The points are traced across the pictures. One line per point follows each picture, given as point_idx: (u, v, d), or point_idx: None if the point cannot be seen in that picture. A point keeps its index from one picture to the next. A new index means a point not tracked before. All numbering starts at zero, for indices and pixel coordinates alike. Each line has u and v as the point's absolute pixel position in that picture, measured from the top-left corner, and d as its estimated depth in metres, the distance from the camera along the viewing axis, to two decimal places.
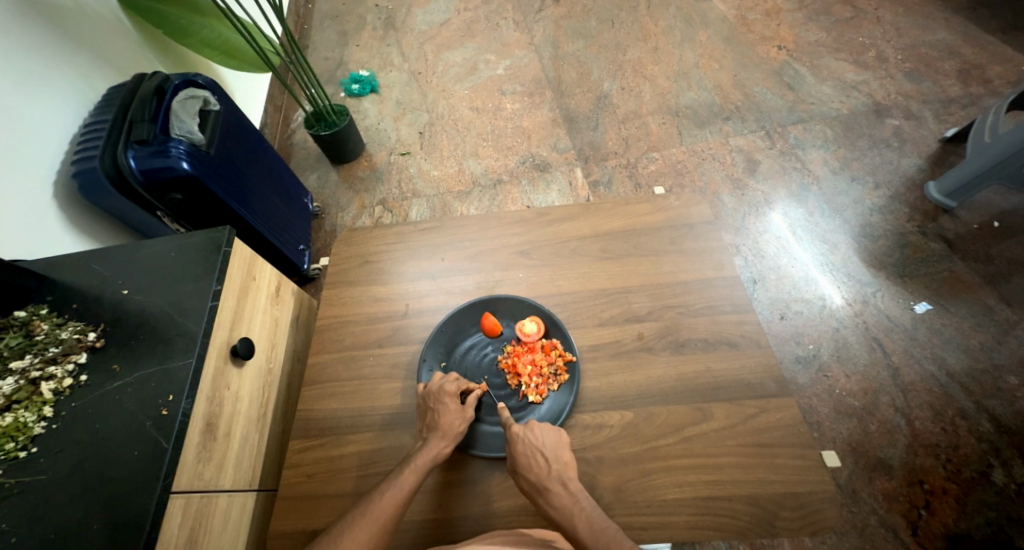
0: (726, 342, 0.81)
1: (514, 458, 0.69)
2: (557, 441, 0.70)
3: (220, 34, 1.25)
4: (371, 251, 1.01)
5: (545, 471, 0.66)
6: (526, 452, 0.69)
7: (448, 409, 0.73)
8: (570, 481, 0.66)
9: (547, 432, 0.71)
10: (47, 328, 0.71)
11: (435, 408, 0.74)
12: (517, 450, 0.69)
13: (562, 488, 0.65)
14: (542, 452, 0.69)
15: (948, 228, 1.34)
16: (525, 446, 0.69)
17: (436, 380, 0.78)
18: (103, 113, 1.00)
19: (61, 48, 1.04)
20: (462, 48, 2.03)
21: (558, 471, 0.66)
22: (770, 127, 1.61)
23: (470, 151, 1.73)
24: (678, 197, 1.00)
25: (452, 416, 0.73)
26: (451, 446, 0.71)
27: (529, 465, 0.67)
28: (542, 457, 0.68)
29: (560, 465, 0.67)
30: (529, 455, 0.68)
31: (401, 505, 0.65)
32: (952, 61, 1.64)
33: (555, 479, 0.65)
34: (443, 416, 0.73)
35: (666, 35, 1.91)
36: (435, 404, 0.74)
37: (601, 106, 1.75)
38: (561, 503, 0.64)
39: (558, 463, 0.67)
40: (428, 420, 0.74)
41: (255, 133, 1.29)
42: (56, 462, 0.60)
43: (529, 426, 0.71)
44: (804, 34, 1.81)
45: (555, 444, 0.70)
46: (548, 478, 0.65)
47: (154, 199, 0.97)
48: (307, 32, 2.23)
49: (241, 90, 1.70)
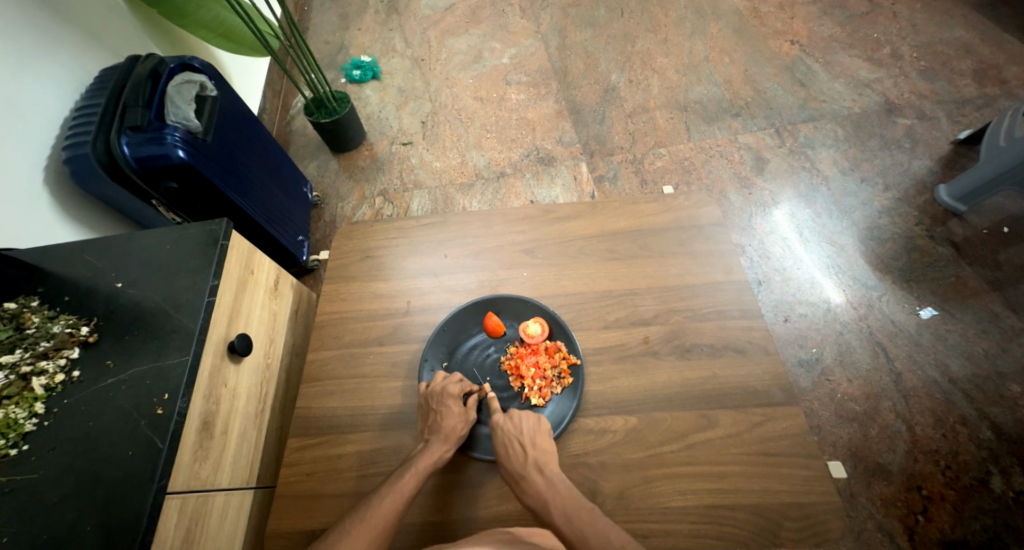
0: (734, 348, 0.80)
1: (495, 449, 0.71)
2: (537, 428, 0.72)
3: (216, 15, 1.20)
4: (372, 245, 0.99)
5: (520, 459, 0.67)
6: (504, 440, 0.70)
7: (451, 411, 0.72)
8: (546, 466, 0.67)
9: (527, 420, 0.72)
10: (38, 321, 0.69)
11: (437, 410, 0.73)
12: (497, 440, 0.71)
13: (538, 475, 0.65)
14: (519, 439, 0.70)
15: (956, 232, 1.33)
16: (503, 435, 0.71)
17: (438, 381, 0.77)
18: (96, 97, 0.96)
19: (50, 26, 0.99)
20: (467, 35, 1.98)
21: (534, 458, 0.67)
22: (780, 125, 1.58)
23: (474, 142, 1.69)
24: (687, 197, 0.97)
25: (455, 419, 0.72)
26: (453, 450, 0.70)
27: (506, 453, 0.69)
28: (518, 444, 0.69)
29: (537, 452, 0.68)
30: (507, 443, 0.70)
31: (401, 509, 0.64)
32: (968, 60, 1.60)
33: (530, 466, 0.66)
34: (446, 419, 0.72)
35: (677, 26, 1.86)
36: (438, 406, 0.73)
37: (608, 99, 1.71)
38: (536, 490, 0.64)
39: (536, 450, 0.69)
40: (429, 422, 0.72)
41: (254, 120, 1.25)
42: (49, 460, 0.58)
43: (508, 415, 0.74)
44: (817, 29, 1.77)
45: (534, 431, 0.71)
46: (524, 465, 0.66)
47: (148, 188, 0.95)
48: (307, 14, 2.16)
49: (238, 73, 1.66)
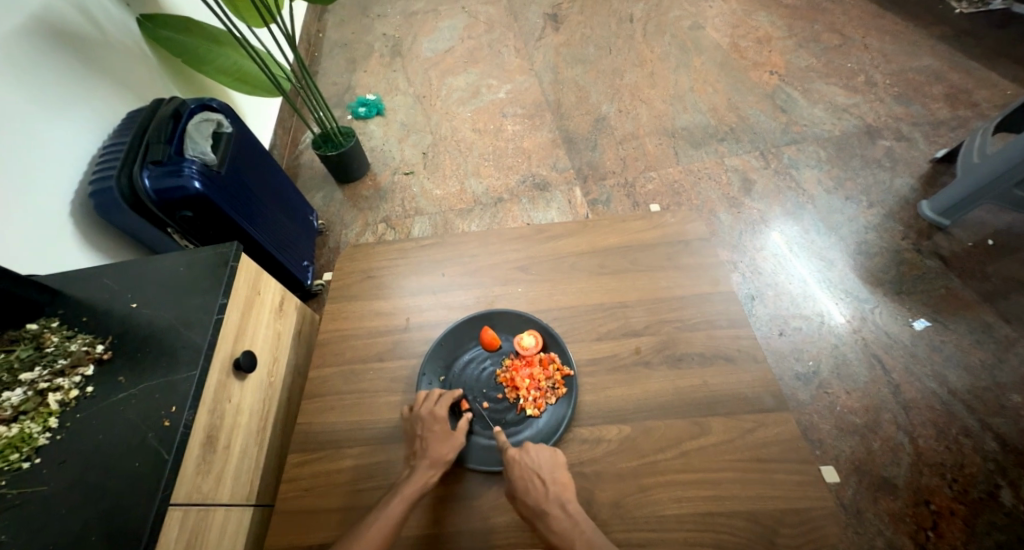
0: (723, 356, 0.82)
1: (511, 482, 0.69)
2: (553, 462, 0.71)
3: (235, 62, 1.30)
4: (374, 266, 1.03)
5: (544, 494, 0.66)
6: (522, 474, 0.69)
7: (436, 437, 0.73)
8: (568, 502, 0.66)
9: (542, 453, 0.71)
10: (57, 340, 0.73)
11: (423, 436, 0.74)
12: (515, 474, 0.69)
13: (562, 512, 0.65)
14: (538, 475, 0.69)
15: (943, 246, 1.36)
16: (521, 470, 0.69)
17: (422, 404, 0.77)
18: (121, 136, 1.05)
19: (83, 73, 1.09)
20: (465, 73, 2.11)
21: (556, 493, 0.67)
22: (765, 148, 1.65)
23: (472, 170, 1.77)
24: (673, 214, 1.02)
25: (439, 444, 0.73)
26: (438, 475, 0.71)
27: (528, 489, 0.67)
28: (539, 480, 0.68)
29: (558, 487, 0.68)
30: (527, 478, 0.68)
31: (391, 534, 0.64)
32: (939, 86, 1.69)
33: (552, 502, 0.65)
34: (432, 445, 0.73)
35: (662, 61, 1.98)
36: (424, 432, 0.74)
37: (599, 128, 1.80)
38: (561, 527, 0.64)
39: (556, 485, 0.68)
40: (416, 447, 0.74)
41: (265, 154, 1.33)
42: (59, 473, 0.60)
43: (524, 449, 0.72)
44: (794, 60, 1.88)
45: (552, 465, 0.70)
46: (548, 502, 0.65)
47: (166, 217, 1.01)
48: (317, 59, 2.32)
49: (252, 112, 1.77)
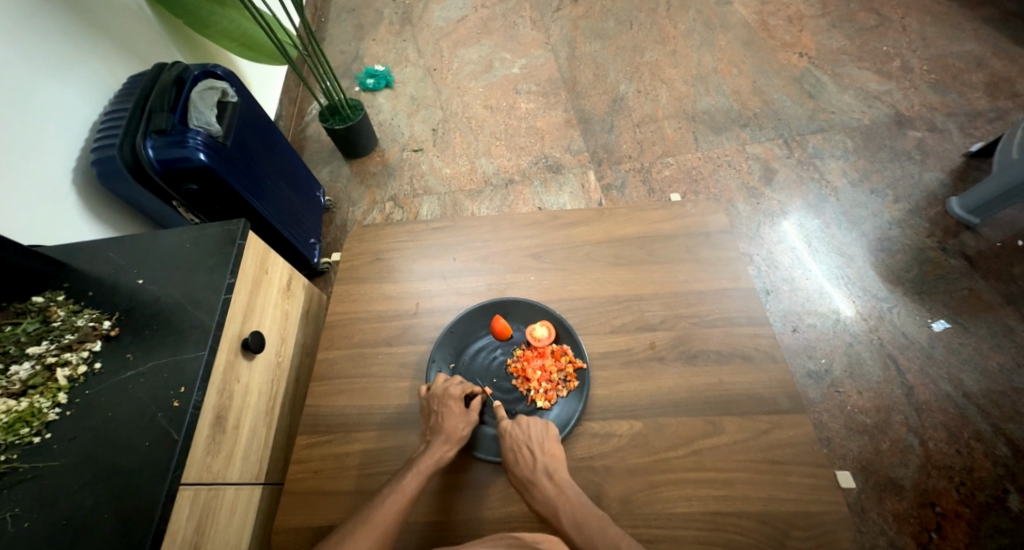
0: (741, 355, 0.80)
1: (504, 454, 0.71)
2: (545, 433, 0.72)
3: (238, 24, 1.24)
4: (382, 247, 1.01)
5: (531, 465, 0.67)
6: (512, 446, 0.70)
7: (452, 413, 0.73)
8: (556, 473, 0.67)
9: (535, 425, 0.72)
10: (64, 314, 0.71)
11: (439, 411, 0.73)
12: (506, 446, 0.71)
13: (548, 481, 0.66)
14: (528, 446, 0.70)
15: (969, 245, 1.31)
16: (513, 441, 0.71)
17: (439, 383, 0.76)
18: (123, 102, 1.00)
19: (84, 33, 1.04)
20: (479, 45, 2.02)
21: (544, 464, 0.67)
22: (789, 135, 1.59)
23: (483, 149, 1.72)
24: (695, 204, 0.98)
25: (457, 419, 0.72)
26: (454, 450, 0.71)
27: (516, 459, 0.69)
28: (528, 450, 0.69)
29: (548, 458, 0.69)
30: (516, 448, 0.70)
31: (402, 511, 0.64)
32: (980, 73, 1.60)
33: (541, 473, 0.66)
34: (447, 421, 0.72)
35: (685, 38, 1.88)
36: (439, 407, 0.73)
37: (616, 109, 1.73)
38: (545, 496, 0.64)
39: (546, 455, 0.69)
40: (430, 423, 0.73)
41: (272, 126, 1.29)
42: (70, 449, 0.60)
43: (516, 421, 0.74)
44: (826, 41, 1.78)
45: (543, 436, 0.71)
46: (534, 472, 0.66)
47: (170, 189, 0.98)
48: (324, 25, 2.22)
49: (256, 79, 1.70)
